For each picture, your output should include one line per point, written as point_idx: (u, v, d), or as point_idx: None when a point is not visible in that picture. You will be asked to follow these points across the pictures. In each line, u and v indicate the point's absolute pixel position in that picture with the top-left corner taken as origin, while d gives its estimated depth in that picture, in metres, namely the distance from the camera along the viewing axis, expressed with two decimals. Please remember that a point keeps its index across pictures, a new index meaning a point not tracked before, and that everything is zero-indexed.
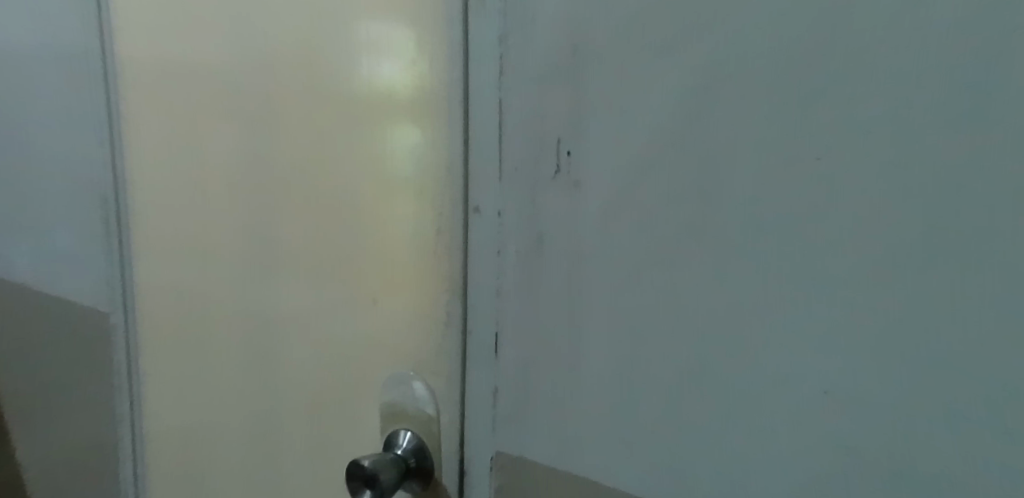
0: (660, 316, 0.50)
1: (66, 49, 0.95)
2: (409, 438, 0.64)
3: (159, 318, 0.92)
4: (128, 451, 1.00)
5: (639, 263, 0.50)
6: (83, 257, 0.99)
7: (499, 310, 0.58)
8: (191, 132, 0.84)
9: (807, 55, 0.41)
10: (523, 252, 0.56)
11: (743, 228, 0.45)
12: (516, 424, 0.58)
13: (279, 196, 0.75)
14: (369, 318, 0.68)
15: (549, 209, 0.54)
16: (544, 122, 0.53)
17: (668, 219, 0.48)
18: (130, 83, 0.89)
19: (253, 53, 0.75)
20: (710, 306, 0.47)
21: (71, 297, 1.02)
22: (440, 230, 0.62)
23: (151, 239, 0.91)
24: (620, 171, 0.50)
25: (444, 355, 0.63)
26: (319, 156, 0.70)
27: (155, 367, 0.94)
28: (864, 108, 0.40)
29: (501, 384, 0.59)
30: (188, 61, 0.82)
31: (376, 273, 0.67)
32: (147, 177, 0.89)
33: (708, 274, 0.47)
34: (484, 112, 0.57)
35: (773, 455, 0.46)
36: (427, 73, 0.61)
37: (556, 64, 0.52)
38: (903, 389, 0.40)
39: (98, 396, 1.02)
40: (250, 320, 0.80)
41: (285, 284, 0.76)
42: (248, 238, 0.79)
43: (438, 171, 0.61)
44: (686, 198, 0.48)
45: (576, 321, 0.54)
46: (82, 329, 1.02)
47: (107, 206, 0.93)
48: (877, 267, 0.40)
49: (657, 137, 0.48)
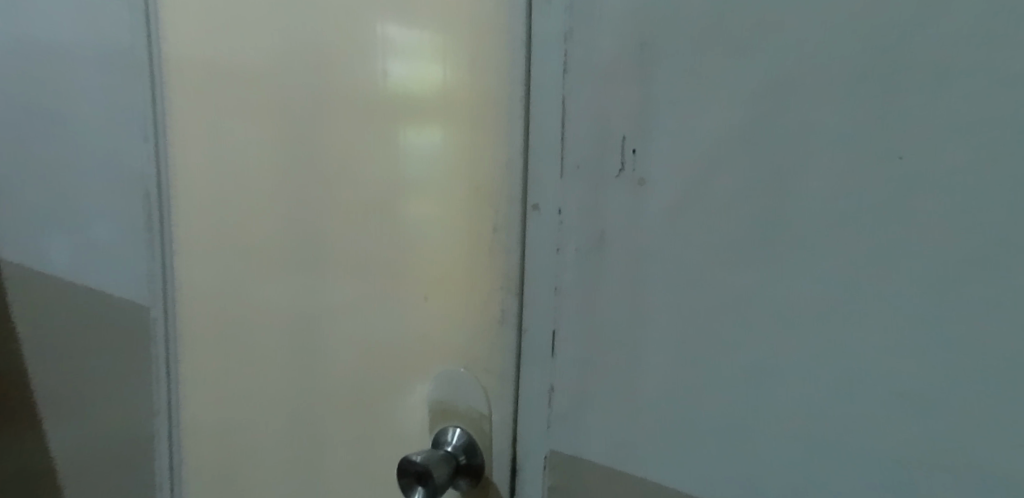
0: (726, 318, 0.49)
1: (112, 44, 0.96)
2: (458, 435, 0.64)
3: (200, 312, 0.92)
4: (165, 443, 1.01)
5: (703, 264, 0.50)
6: (124, 251, 1.00)
7: (558, 308, 0.58)
8: (234, 128, 0.84)
9: (891, 52, 0.40)
10: (582, 250, 0.55)
11: (815, 230, 0.44)
12: (571, 423, 0.58)
13: (327, 193, 0.75)
14: (420, 315, 0.68)
15: (612, 208, 0.53)
16: (610, 120, 0.53)
17: (737, 220, 0.48)
18: (173, 78, 0.90)
19: (301, 50, 0.75)
20: (779, 309, 0.46)
21: (110, 289, 1.03)
22: (495, 228, 0.62)
23: (193, 234, 0.91)
24: (684, 170, 0.50)
25: (497, 353, 0.62)
26: (369, 154, 0.71)
27: (195, 360, 0.94)
28: (949, 108, 0.39)
29: (557, 383, 0.58)
30: (233, 56, 0.82)
31: (427, 271, 0.67)
32: (189, 173, 0.90)
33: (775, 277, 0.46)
34: (545, 109, 0.57)
35: (842, 462, 0.45)
36: (484, 70, 0.61)
37: (624, 61, 0.52)
38: (979, 398, 0.40)
39: (136, 389, 1.03)
40: (296, 316, 0.81)
41: (332, 280, 0.76)
42: (292, 234, 0.79)
43: (494, 168, 0.61)
44: (754, 198, 0.47)
45: (637, 320, 0.53)
46: (122, 322, 1.03)
47: (150, 200, 0.94)
48: (963, 270, 0.39)
49: (724, 136, 0.48)
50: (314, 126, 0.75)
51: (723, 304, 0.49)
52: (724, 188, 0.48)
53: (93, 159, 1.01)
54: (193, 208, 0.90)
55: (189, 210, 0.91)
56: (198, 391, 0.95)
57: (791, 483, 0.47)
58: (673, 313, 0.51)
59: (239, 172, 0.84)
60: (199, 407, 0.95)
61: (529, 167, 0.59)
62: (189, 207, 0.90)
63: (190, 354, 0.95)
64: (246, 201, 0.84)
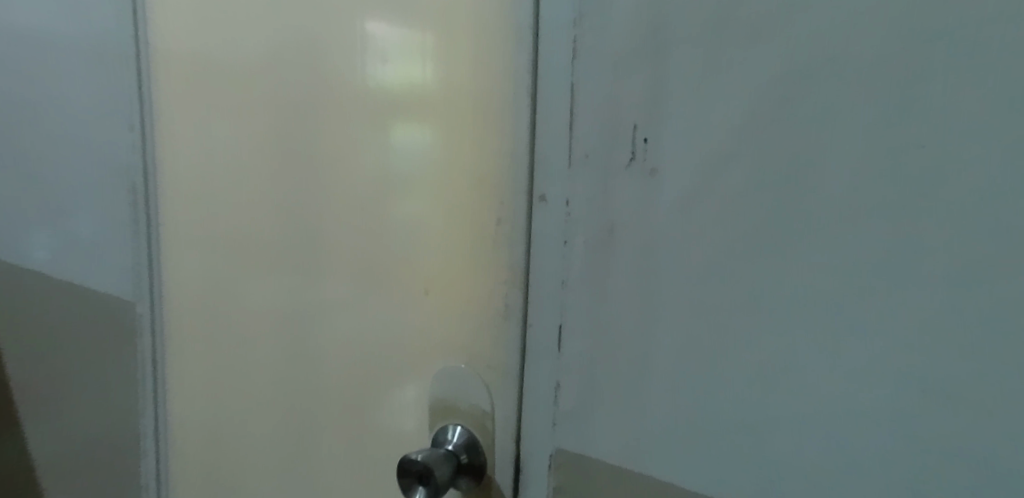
0: (740, 314, 0.47)
1: (97, 32, 0.93)
2: (459, 433, 0.62)
3: (189, 308, 0.90)
4: (150, 444, 0.98)
5: (715, 256, 0.48)
6: (109, 246, 0.97)
7: (564, 302, 0.56)
8: (224, 119, 0.81)
9: (915, 38, 0.39)
10: (591, 242, 0.54)
11: (831, 221, 0.43)
12: (578, 421, 0.56)
13: (322, 185, 0.73)
14: (419, 311, 0.66)
15: (622, 199, 0.52)
16: (620, 108, 0.52)
17: (752, 211, 0.46)
18: (161, 67, 0.87)
19: (296, 39, 0.73)
20: (795, 304, 0.45)
21: (94, 286, 1.00)
22: (500, 220, 0.60)
23: (181, 227, 0.88)
24: (697, 159, 0.48)
25: (501, 349, 0.61)
26: (366, 146, 0.69)
27: (182, 358, 0.92)
28: (977, 95, 0.37)
29: (563, 379, 0.57)
30: (224, 45, 0.80)
31: (427, 266, 0.65)
32: (177, 165, 0.87)
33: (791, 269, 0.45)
34: (552, 97, 0.56)
35: (858, 465, 0.43)
36: (487, 60, 0.60)
37: (636, 48, 0.50)
38: (1005, 400, 0.38)
39: (120, 388, 1.00)
40: (289, 312, 0.79)
41: (327, 275, 0.74)
42: (285, 229, 0.77)
43: (499, 158, 0.60)
44: (770, 187, 0.45)
45: (646, 314, 0.52)
46: (106, 319, 1.00)
47: (136, 193, 0.92)
48: (988, 264, 0.38)
49: (739, 123, 0.46)
50: (309, 117, 0.73)
51: (736, 298, 0.47)
52: (739, 177, 0.46)
53: (77, 150, 0.98)
54: (181, 201, 0.88)
55: (177, 203, 0.88)
56: (185, 389, 0.92)
57: (805, 485, 0.45)
58: (683, 307, 0.50)
59: (229, 165, 0.82)
60: (187, 406, 0.93)
61: (535, 157, 0.57)
62: (177, 199, 0.88)
63: (178, 351, 0.92)
64: (238, 194, 0.82)
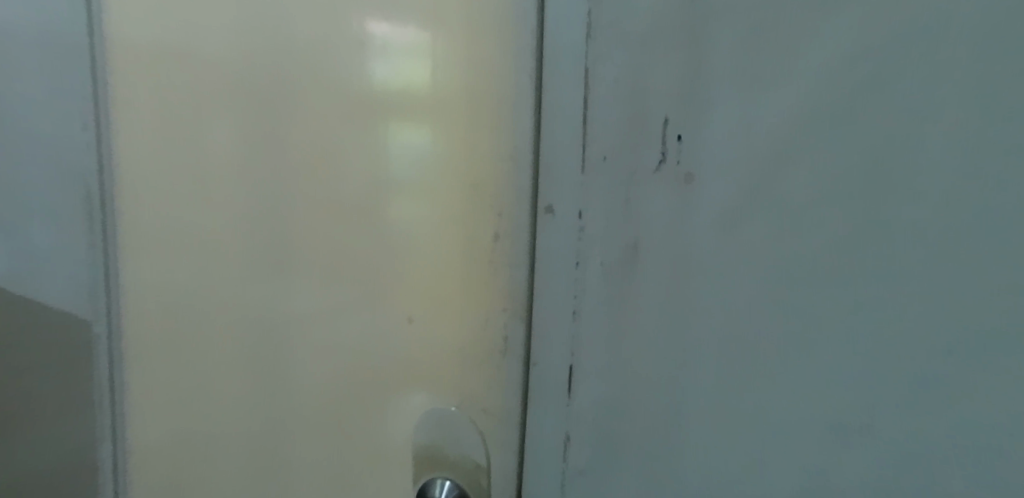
0: (796, 354, 0.38)
1: (31, 6, 0.80)
2: (447, 488, 0.53)
3: (149, 330, 0.79)
4: (100, 480, 0.87)
5: (768, 285, 0.38)
6: (50, 254, 0.84)
7: (576, 337, 0.45)
8: (187, 113, 0.72)
9: None
10: (610, 265, 0.44)
11: (915, 240, 0.34)
12: (593, 484, 0.46)
13: (297, 192, 0.64)
14: (406, 337, 0.57)
15: (648, 211, 0.42)
16: (648, 99, 0.41)
17: (816, 227, 0.37)
18: (117, 59, 0.76)
19: (268, 20, 0.63)
20: (869, 345, 0.36)
21: (29, 301, 0.87)
22: (499, 235, 0.50)
23: (141, 239, 0.78)
24: (746, 163, 0.38)
25: (500, 388, 0.51)
26: (345, 144, 0.60)
27: (142, 386, 0.82)
28: None
29: (574, 432, 0.46)
30: (187, 27, 0.70)
31: (413, 284, 0.56)
32: (137, 169, 0.77)
33: (868, 304, 0.36)
34: (562, 87, 0.45)
35: None
36: (488, 43, 0.51)
37: (669, 23, 0.40)
38: None
39: (65, 416, 0.88)
40: (262, 335, 0.70)
41: (303, 294, 0.65)
42: (255, 238, 0.68)
43: (500, 163, 0.50)
44: (842, 200, 0.36)
45: (678, 356, 0.42)
46: (45, 338, 0.87)
47: (88, 195, 0.80)
48: None
49: (802, 118, 0.37)
50: (282, 114, 0.64)
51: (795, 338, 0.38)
52: (800, 188, 0.37)
53: (4, 159, 0.84)
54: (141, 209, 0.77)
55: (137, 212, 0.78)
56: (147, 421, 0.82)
57: None
58: (727, 349, 0.40)
59: (197, 169, 0.72)
60: (148, 440, 0.82)
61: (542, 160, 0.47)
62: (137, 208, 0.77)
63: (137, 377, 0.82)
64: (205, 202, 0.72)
